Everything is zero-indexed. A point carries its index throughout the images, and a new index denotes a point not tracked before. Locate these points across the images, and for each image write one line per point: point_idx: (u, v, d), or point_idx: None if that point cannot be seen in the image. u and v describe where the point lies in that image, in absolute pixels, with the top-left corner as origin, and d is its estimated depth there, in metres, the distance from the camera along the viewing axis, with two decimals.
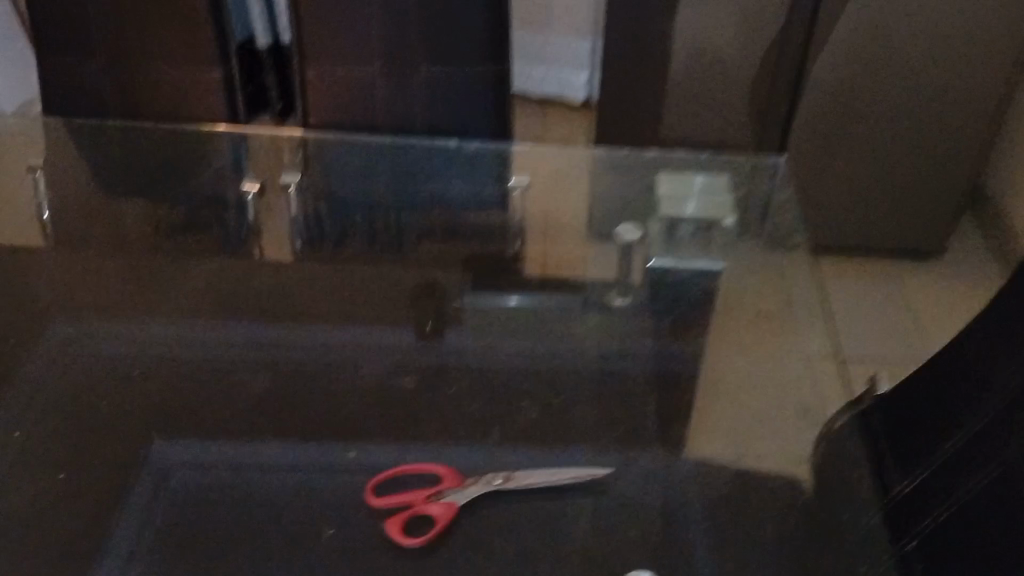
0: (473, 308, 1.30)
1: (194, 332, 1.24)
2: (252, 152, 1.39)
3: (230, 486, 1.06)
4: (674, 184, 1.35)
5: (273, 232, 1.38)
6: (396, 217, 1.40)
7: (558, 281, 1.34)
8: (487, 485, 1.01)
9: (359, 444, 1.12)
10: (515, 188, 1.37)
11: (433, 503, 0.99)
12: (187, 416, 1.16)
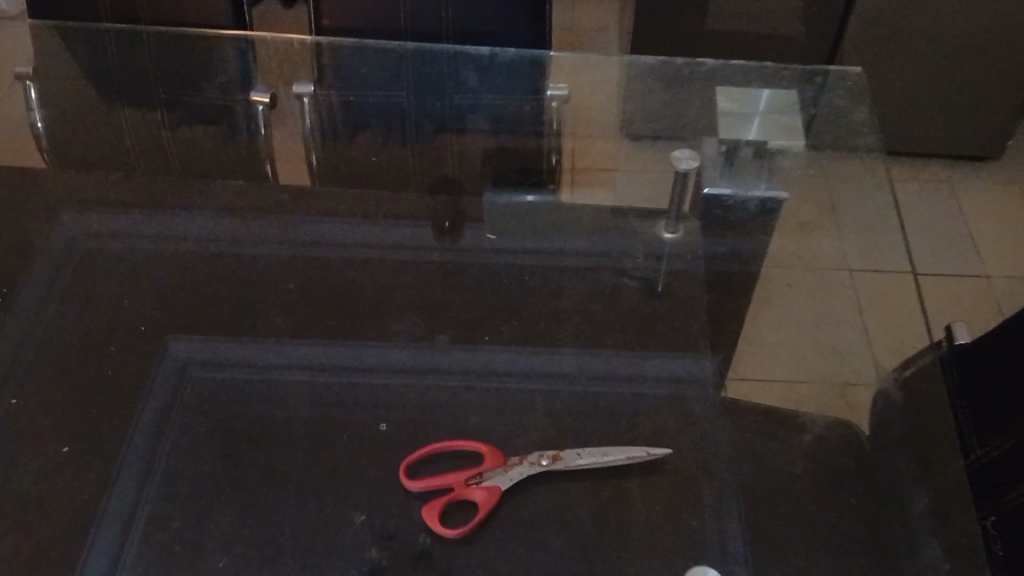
0: (495, 206, 1.22)
1: (202, 267, 1.17)
2: (266, 56, 1.30)
3: (239, 398, 1.03)
4: (736, 101, 1.27)
5: (289, 155, 1.27)
6: (427, 133, 1.30)
7: (590, 198, 1.23)
8: (531, 468, 0.92)
9: (375, 340, 1.11)
10: (554, 99, 1.30)
11: (475, 490, 0.89)
12: (199, 317, 1.12)
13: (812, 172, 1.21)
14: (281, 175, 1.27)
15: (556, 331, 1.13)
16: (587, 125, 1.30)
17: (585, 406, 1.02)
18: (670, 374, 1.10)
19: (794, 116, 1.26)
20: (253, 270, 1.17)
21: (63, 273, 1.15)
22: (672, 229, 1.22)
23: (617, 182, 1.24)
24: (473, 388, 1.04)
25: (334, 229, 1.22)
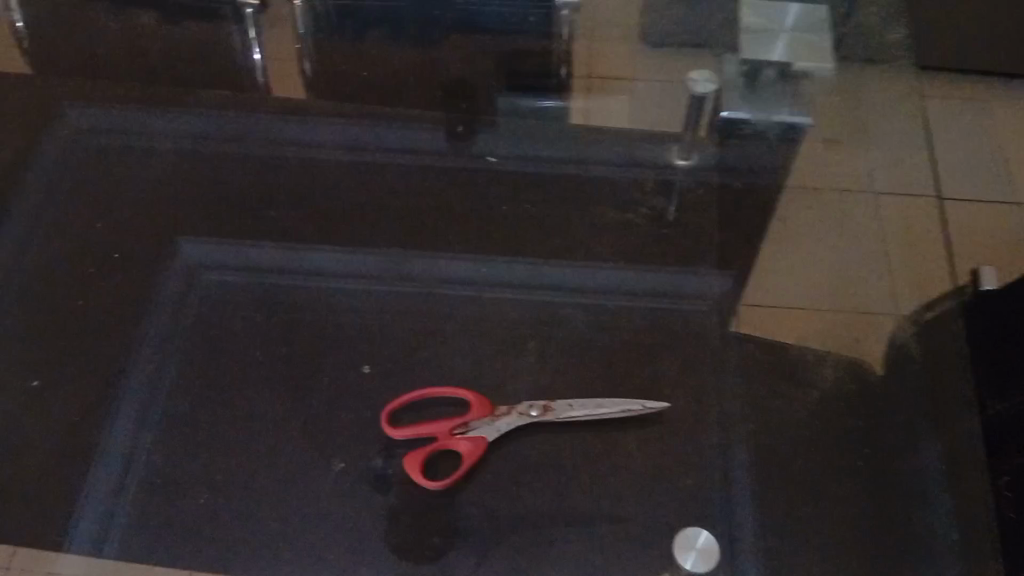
0: (508, 113, 1.17)
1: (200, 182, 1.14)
2: None
3: (240, 319, 1.02)
4: (765, 14, 1.16)
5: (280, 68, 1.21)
6: (426, 35, 1.24)
7: (605, 114, 1.17)
8: (519, 419, 0.91)
9: (388, 248, 1.08)
10: (564, 8, 1.26)
11: (459, 441, 0.89)
12: (208, 212, 1.11)
13: (852, 79, 1.12)
14: (272, 87, 1.19)
15: (568, 244, 1.09)
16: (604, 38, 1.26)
17: (587, 341, 1.00)
18: (679, 292, 1.07)
19: (824, 32, 1.15)
20: (256, 170, 1.14)
21: (58, 190, 1.12)
22: (684, 154, 1.16)
23: (635, 97, 1.19)
24: (485, 315, 1.02)
25: (335, 128, 1.17)
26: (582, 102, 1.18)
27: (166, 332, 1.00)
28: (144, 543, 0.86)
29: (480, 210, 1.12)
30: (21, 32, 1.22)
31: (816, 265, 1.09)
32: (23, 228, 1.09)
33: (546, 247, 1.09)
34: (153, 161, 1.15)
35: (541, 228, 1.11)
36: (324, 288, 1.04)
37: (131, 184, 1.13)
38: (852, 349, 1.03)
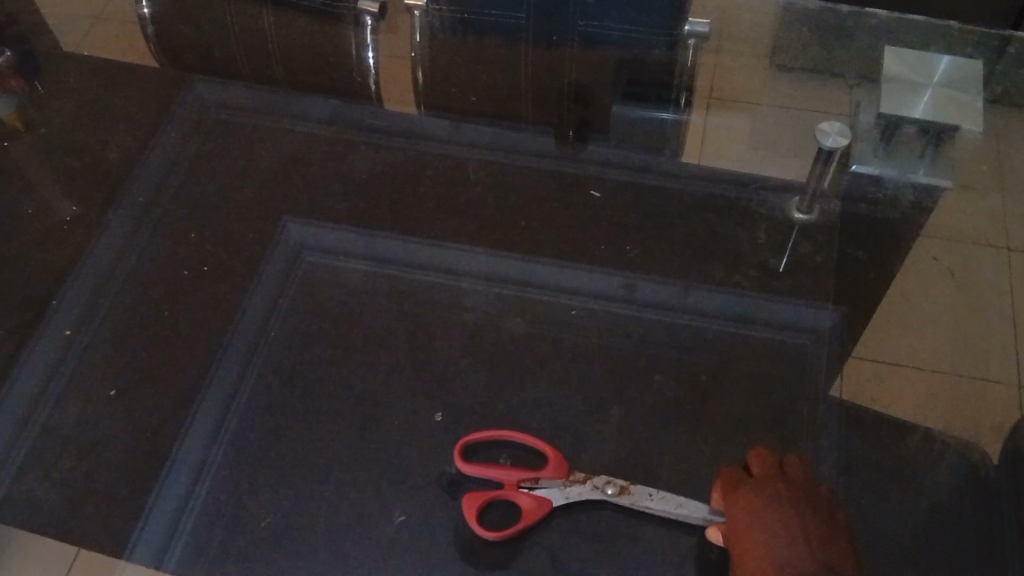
0: (628, 128, 1.13)
1: (305, 186, 1.11)
2: None
3: (327, 332, 0.98)
4: (908, 66, 1.07)
5: (393, 77, 1.19)
6: (543, 47, 1.17)
7: (726, 145, 1.12)
8: (593, 493, 0.84)
9: (485, 254, 1.05)
10: (692, 36, 1.15)
11: (525, 498, 0.83)
12: (311, 204, 1.10)
13: (997, 131, 1.05)
14: (386, 97, 1.18)
15: (672, 264, 1.04)
16: (732, 53, 1.16)
17: (689, 395, 0.93)
18: (777, 322, 0.99)
19: (975, 87, 1.04)
20: (364, 165, 1.12)
21: (167, 189, 1.11)
22: (806, 210, 1.07)
23: (752, 134, 1.12)
24: (580, 341, 0.97)
25: (444, 125, 1.15)
26: (702, 117, 1.13)
27: (253, 341, 0.98)
28: (208, 558, 0.84)
29: (585, 228, 1.07)
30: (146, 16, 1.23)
31: (929, 352, 1.02)
32: (129, 223, 1.09)
33: (648, 263, 1.04)
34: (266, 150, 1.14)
35: (645, 243, 1.05)
36: (417, 288, 1.02)
37: (241, 173, 1.13)
38: (971, 433, 0.93)
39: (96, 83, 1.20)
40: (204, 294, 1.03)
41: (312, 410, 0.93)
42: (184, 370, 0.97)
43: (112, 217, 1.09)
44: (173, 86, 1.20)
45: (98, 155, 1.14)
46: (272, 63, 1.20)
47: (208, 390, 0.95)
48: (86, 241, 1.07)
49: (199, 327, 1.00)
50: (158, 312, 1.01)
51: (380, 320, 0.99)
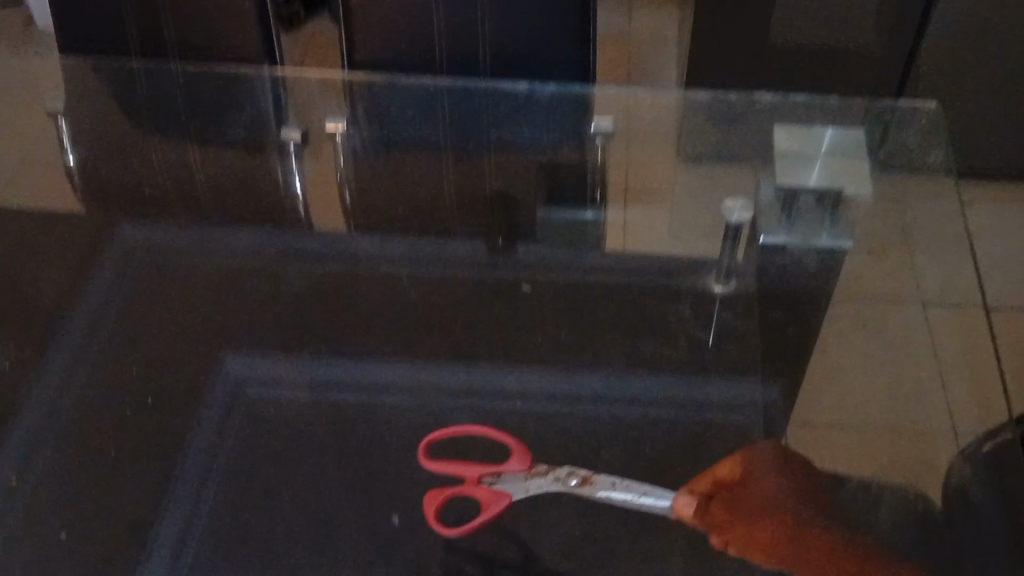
0: (549, 227, 1.18)
1: (243, 313, 1.13)
2: (289, 89, 1.23)
3: (277, 451, 0.98)
4: (799, 142, 1.15)
5: (319, 201, 1.21)
6: (462, 159, 1.23)
7: (646, 236, 1.17)
8: (552, 482, 0.89)
9: (428, 362, 1.08)
10: (598, 135, 1.21)
11: (481, 491, 0.87)
12: (251, 329, 1.11)
13: (892, 191, 1.13)
14: (316, 218, 1.21)
15: (609, 350, 1.09)
16: (642, 144, 1.21)
17: (648, 466, 0.95)
18: (716, 399, 1.05)
19: (862, 155, 1.15)
20: (302, 286, 1.16)
21: (99, 330, 1.10)
22: (723, 281, 1.16)
23: (665, 225, 1.16)
24: (527, 432, 0.99)
25: (375, 241, 1.20)
26: (620, 211, 1.18)
27: (202, 469, 0.97)
28: None
29: (521, 326, 1.12)
30: (70, 162, 1.23)
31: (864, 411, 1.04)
32: (62, 365, 1.07)
33: (586, 351, 1.09)
34: (196, 280, 1.16)
35: (580, 333, 1.11)
36: (365, 401, 1.03)
37: (177, 305, 1.13)
38: (907, 478, 0.92)
39: (18, 227, 1.19)
40: (149, 431, 1.01)
41: (268, 532, 0.91)
42: (132, 509, 0.95)
43: (45, 362, 1.07)
44: (102, 228, 1.21)
45: (26, 302, 1.13)
46: (197, 194, 1.22)
47: (159, 525, 0.94)
48: (18, 388, 1.05)
49: (145, 463, 0.98)
50: (98, 452, 0.99)
51: (328, 434, 1.00)
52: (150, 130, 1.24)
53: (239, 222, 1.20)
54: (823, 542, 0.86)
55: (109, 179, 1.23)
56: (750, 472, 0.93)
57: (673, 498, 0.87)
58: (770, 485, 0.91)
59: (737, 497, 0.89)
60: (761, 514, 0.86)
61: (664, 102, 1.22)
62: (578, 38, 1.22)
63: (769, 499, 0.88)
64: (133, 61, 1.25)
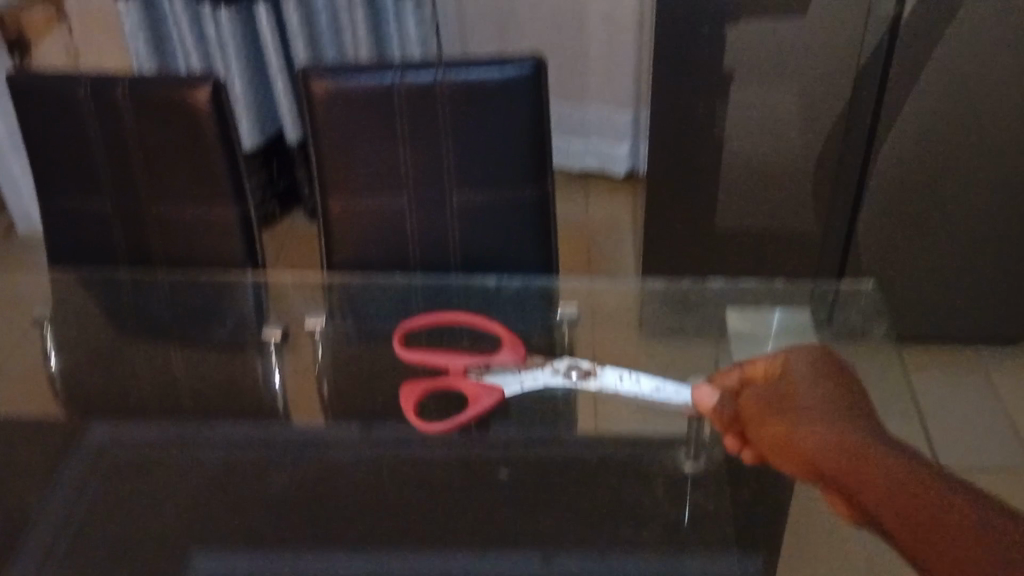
0: None
1: (216, 513, 1.12)
2: (273, 293, 1.31)
3: None
4: (748, 325, 1.21)
5: (295, 395, 1.23)
6: None
7: (614, 408, 1.17)
8: (555, 375, 1.11)
9: (406, 548, 1.09)
10: (564, 321, 1.26)
11: (472, 372, 1.10)
12: (225, 531, 1.10)
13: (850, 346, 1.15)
14: (293, 411, 1.23)
15: (580, 526, 1.11)
16: (606, 326, 1.26)
17: None
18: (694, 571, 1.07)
19: (811, 332, 1.18)
20: (278, 483, 1.16)
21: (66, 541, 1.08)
22: (694, 461, 1.17)
23: (630, 397, 1.18)
24: None
25: (352, 430, 1.21)
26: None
27: None
28: None
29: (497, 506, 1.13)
30: (54, 367, 1.26)
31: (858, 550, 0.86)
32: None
33: (559, 529, 1.11)
34: (181, 481, 1.15)
35: (557, 515, 1.13)
36: None
37: (148, 510, 1.12)
38: None
39: None
40: None
41: None
42: None
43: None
44: (71, 433, 1.20)
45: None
46: (173, 396, 1.23)
47: None
48: None
49: None
50: None
51: None
52: (136, 334, 1.30)
53: (212, 421, 1.21)
54: (838, 441, 0.73)
55: (84, 385, 1.25)
56: (784, 376, 0.86)
57: (695, 391, 0.98)
58: (801, 389, 0.82)
59: (759, 395, 0.85)
60: (774, 421, 0.80)
61: (623, 287, 1.32)
62: (542, 232, 1.30)
63: (791, 401, 0.82)
64: (117, 272, 1.31)
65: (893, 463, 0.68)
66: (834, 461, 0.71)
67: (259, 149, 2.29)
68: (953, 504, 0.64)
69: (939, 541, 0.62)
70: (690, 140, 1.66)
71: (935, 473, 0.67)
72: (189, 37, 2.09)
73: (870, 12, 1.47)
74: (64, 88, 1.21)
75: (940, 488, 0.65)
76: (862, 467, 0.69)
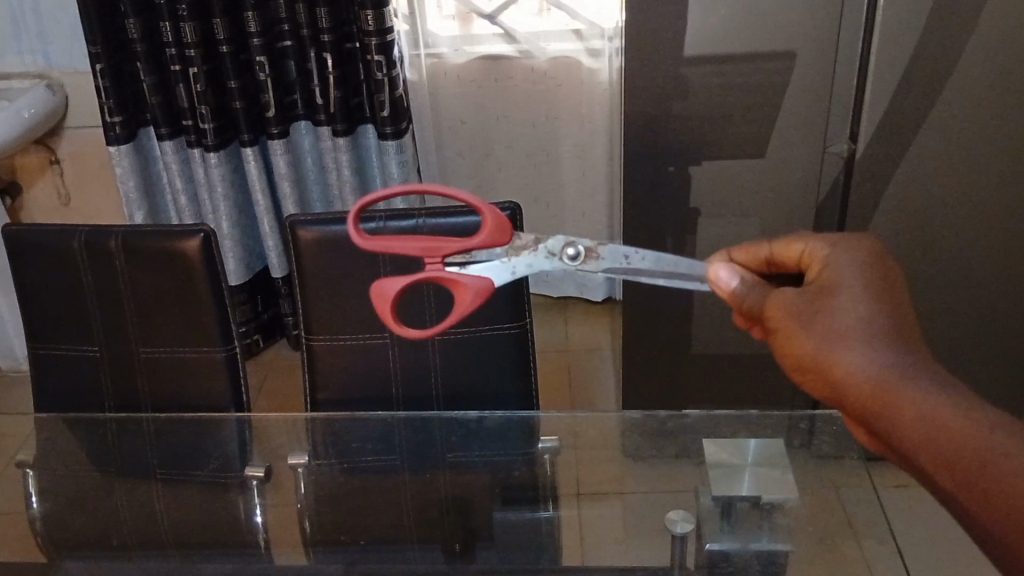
0: (502, 529, 1.20)
1: None
2: (255, 432, 1.30)
3: None
4: (726, 453, 1.20)
5: (276, 530, 1.21)
6: (419, 480, 1.29)
7: (598, 538, 1.18)
8: (549, 258, 0.88)
9: None
10: (546, 452, 1.26)
11: (449, 273, 0.89)
12: None
13: (828, 475, 1.17)
14: (273, 545, 1.19)
15: None
16: (590, 457, 1.26)
17: None
18: None
19: (786, 464, 1.18)
20: None
21: None
22: None
23: (615, 531, 1.19)
24: None
25: (330, 559, 1.17)
26: (574, 510, 1.21)
27: None
28: None
29: None
30: (35, 511, 1.22)
31: None
32: None
33: None
34: None
35: None
36: None
37: None
38: None
39: None
40: None
41: None
42: None
43: None
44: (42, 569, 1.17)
45: None
46: (149, 531, 1.21)
47: None
48: None
49: None
50: None
51: None
52: (121, 476, 1.29)
53: (187, 554, 1.18)
54: (876, 382, 0.60)
55: (59, 520, 1.22)
56: (826, 286, 0.67)
57: (710, 271, 0.79)
58: (837, 297, 0.65)
59: (785, 319, 0.67)
60: (794, 332, 0.66)
61: (603, 417, 1.29)
62: (521, 367, 1.33)
63: (825, 319, 0.64)
64: (103, 413, 1.33)
65: (927, 408, 0.58)
66: (858, 396, 0.61)
67: (247, 285, 2.36)
68: (988, 442, 0.57)
69: (977, 483, 0.57)
70: None
71: (971, 400, 0.59)
72: (179, 181, 2.20)
73: (825, 149, 1.58)
74: (60, 240, 1.27)
75: (980, 430, 0.58)
76: (893, 403, 0.60)
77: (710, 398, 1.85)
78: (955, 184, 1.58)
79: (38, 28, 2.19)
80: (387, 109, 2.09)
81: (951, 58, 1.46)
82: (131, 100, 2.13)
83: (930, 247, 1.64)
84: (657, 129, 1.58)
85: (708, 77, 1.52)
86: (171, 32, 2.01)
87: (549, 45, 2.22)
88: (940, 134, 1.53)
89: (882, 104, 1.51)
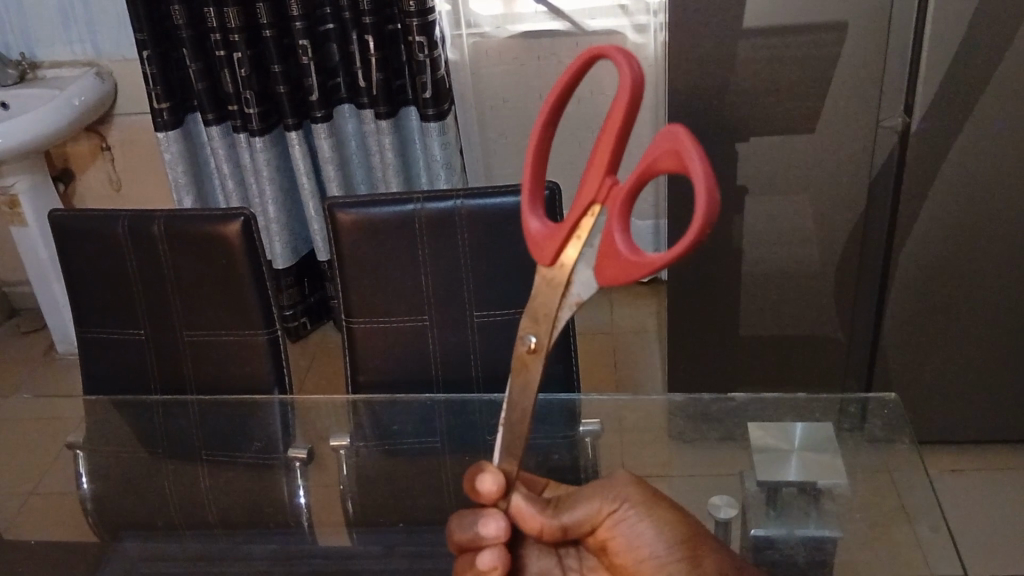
0: None
1: None
2: (295, 414, 1.31)
3: None
4: (773, 436, 1.16)
5: (319, 512, 1.22)
6: (459, 461, 1.26)
7: None
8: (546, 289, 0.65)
9: None
10: (587, 434, 1.24)
11: (610, 213, 0.64)
12: None
13: (876, 450, 1.14)
14: (317, 525, 1.20)
15: None
16: (632, 440, 1.23)
17: None
18: None
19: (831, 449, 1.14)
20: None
21: None
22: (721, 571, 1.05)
23: None
24: None
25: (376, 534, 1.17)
26: None
27: None
28: None
29: None
30: (86, 492, 1.24)
31: None
32: None
33: None
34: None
35: None
36: None
37: None
38: None
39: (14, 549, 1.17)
40: None
41: None
42: None
43: None
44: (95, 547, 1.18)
45: None
46: (197, 508, 1.23)
47: None
48: None
49: None
50: None
51: None
52: (168, 458, 1.30)
53: (236, 532, 1.18)
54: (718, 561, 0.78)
55: (110, 499, 1.24)
56: (650, 502, 0.80)
57: (502, 461, 0.72)
58: (666, 506, 0.81)
59: (610, 486, 0.81)
60: (633, 491, 0.81)
61: (643, 399, 1.27)
62: (561, 350, 1.32)
63: (664, 515, 0.80)
64: (150, 396, 1.35)
65: None
66: None
67: (293, 268, 2.37)
68: None
69: None
70: (710, 251, 1.68)
71: None
72: (226, 165, 2.22)
73: (879, 123, 1.53)
74: (104, 227, 1.29)
75: None
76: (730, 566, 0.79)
77: (759, 379, 1.81)
78: (1017, 153, 1.52)
79: (87, 18, 2.23)
80: (430, 90, 2.08)
81: (1015, 23, 1.41)
82: (177, 86, 2.16)
83: (990, 220, 1.59)
84: (703, 104, 1.54)
85: (757, 50, 1.48)
86: (216, 18, 2.02)
87: (594, 20, 2.18)
88: (1003, 103, 1.48)
89: (940, 73, 1.46)
